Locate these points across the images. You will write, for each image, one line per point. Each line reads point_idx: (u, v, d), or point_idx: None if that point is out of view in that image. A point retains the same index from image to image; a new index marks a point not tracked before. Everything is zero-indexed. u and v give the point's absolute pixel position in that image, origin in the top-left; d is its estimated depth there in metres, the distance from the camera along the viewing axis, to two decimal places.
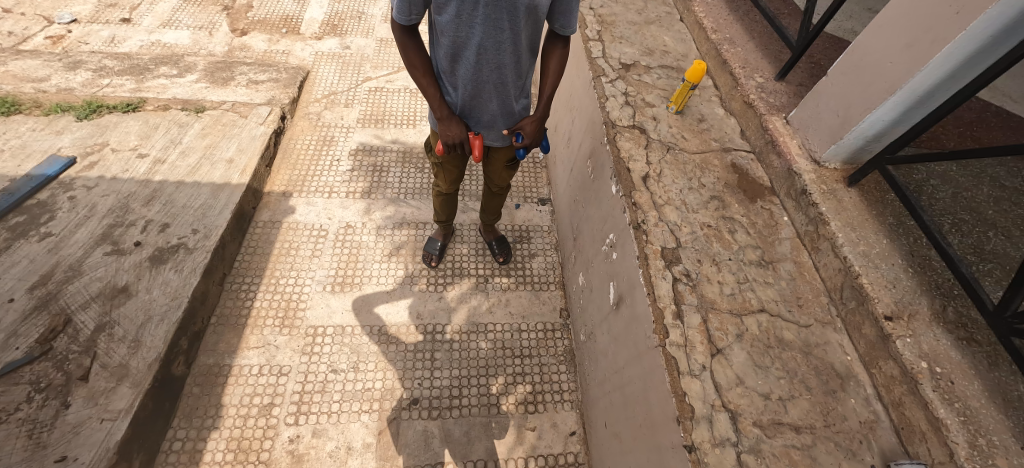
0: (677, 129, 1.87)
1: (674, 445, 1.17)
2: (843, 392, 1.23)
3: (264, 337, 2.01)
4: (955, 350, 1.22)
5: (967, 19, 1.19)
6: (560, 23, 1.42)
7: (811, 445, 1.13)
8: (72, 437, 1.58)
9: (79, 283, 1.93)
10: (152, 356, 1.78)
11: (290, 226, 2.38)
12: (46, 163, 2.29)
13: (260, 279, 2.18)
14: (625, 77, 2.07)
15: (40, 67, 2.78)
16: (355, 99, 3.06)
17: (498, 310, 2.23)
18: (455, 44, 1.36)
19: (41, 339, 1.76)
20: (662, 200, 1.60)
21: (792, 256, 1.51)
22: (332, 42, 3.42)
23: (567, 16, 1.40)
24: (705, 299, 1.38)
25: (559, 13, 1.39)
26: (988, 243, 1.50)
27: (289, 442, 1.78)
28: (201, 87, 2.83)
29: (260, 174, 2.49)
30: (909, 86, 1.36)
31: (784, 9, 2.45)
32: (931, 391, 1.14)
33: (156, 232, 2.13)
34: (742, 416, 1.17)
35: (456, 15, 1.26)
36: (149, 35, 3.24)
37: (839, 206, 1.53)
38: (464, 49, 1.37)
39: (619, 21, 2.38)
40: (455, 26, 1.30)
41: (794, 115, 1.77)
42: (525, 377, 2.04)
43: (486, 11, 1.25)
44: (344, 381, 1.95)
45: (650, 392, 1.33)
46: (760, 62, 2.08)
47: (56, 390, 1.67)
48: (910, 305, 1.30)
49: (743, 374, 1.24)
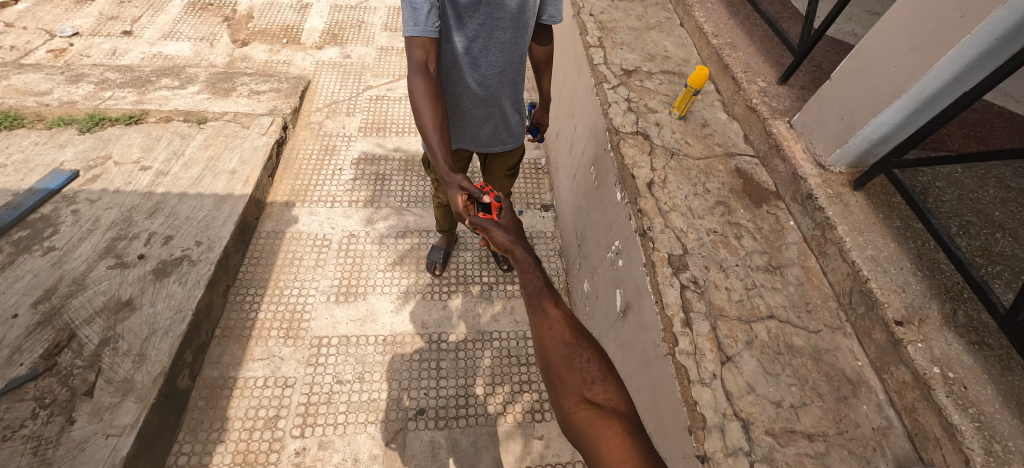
0: (681, 134, 1.87)
1: (686, 454, 1.16)
2: (855, 398, 1.22)
3: (269, 349, 2.01)
4: (967, 354, 1.21)
5: (971, 23, 1.19)
6: (549, 13, 1.48)
7: (825, 453, 1.12)
8: (77, 453, 1.57)
9: (82, 298, 1.93)
10: (157, 370, 1.77)
11: (294, 236, 2.38)
12: (48, 177, 2.28)
13: (264, 290, 2.18)
14: (627, 83, 2.07)
15: (43, 81, 2.78)
16: (356, 108, 3.06)
17: (503, 319, 2.22)
18: (461, 47, 1.34)
19: (45, 355, 1.75)
20: (667, 207, 1.60)
21: (799, 261, 1.51)
22: (333, 51, 3.43)
23: (553, 6, 1.47)
24: (714, 306, 1.37)
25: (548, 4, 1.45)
26: (996, 244, 1.49)
27: (295, 455, 1.77)
28: (203, 98, 2.84)
29: (263, 184, 2.49)
30: (915, 89, 1.36)
31: (784, 12, 2.46)
32: (945, 397, 1.13)
33: (159, 245, 2.13)
34: (754, 425, 1.16)
35: (460, 16, 1.27)
36: (151, 48, 3.25)
37: (845, 210, 1.53)
38: (468, 53, 1.36)
39: (619, 27, 2.39)
40: (461, 27, 1.30)
41: (798, 118, 1.77)
42: (532, 385, 2.03)
43: (489, 9, 1.27)
44: (349, 391, 1.94)
45: (659, 400, 1.32)
46: (762, 66, 2.09)
47: (60, 406, 1.66)
48: (921, 310, 1.29)
49: (754, 381, 1.23)
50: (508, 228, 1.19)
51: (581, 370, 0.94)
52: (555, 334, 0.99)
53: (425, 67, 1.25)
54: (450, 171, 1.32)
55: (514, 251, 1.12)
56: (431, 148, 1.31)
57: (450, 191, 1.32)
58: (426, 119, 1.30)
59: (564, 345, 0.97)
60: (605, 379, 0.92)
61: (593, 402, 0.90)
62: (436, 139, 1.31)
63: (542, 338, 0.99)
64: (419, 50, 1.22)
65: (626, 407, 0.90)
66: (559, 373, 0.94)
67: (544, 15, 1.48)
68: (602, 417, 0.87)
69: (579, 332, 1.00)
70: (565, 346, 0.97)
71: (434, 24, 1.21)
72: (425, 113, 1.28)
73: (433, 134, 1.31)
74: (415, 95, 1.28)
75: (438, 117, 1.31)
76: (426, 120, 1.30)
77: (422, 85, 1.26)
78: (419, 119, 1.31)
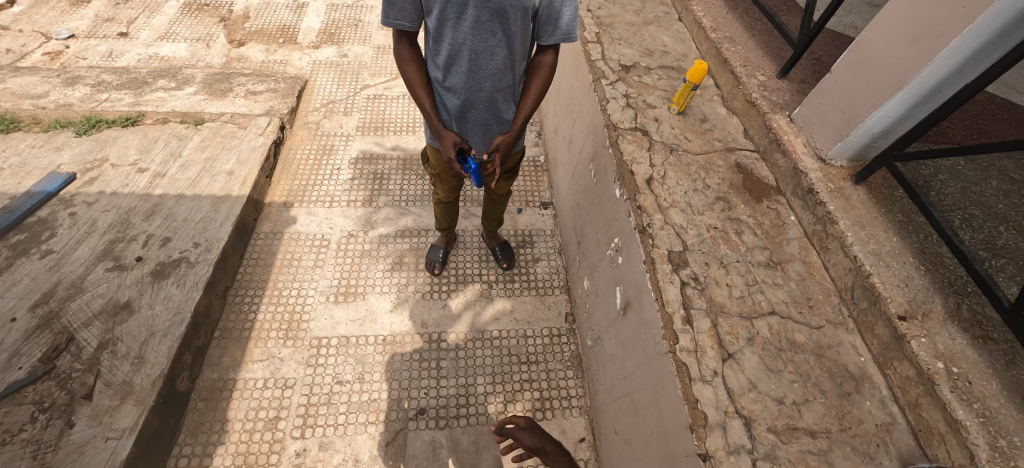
0: (679, 130, 1.85)
1: (687, 453, 1.15)
2: (858, 394, 1.21)
3: (268, 351, 2.00)
4: (971, 349, 1.19)
5: (972, 13, 1.18)
6: (548, 34, 1.35)
7: (828, 450, 1.11)
8: (77, 457, 1.56)
9: (80, 301, 1.92)
10: (155, 373, 1.76)
11: (291, 237, 2.37)
12: (45, 180, 2.28)
13: (262, 292, 2.17)
14: (626, 79, 2.06)
15: (39, 84, 2.77)
16: (353, 108, 3.05)
17: (503, 317, 2.21)
18: (450, 48, 1.34)
19: (44, 358, 1.75)
20: (667, 203, 1.59)
21: (801, 256, 1.49)
22: (330, 50, 3.42)
23: (553, 26, 1.33)
24: (714, 302, 1.36)
25: (547, 25, 1.33)
26: (1000, 237, 1.48)
27: (295, 456, 1.76)
28: (200, 99, 2.83)
29: (261, 185, 2.48)
30: (916, 82, 1.34)
31: (783, 6, 2.45)
32: (949, 393, 1.12)
33: (157, 246, 2.12)
34: (756, 423, 1.15)
35: (449, 17, 1.27)
36: (147, 49, 3.24)
37: (847, 205, 1.51)
38: (457, 53, 1.35)
39: (617, 23, 2.37)
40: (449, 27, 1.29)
41: (799, 113, 1.75)
42: (533, 384, 2.02)
43: (477, 12, 1.24)
44: (349, 392, 1.93)
45: (660, 398, 1.31)
46: (761, 60, 2.07)
47: (60, 409, 1.65)
48: (923, 305, 1.28)
49: (756, 379, 1.22)
50: (531, 427, 1.39)
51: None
52: None
53: (411, 39, 1.42)
54: (440, 129, 1.53)
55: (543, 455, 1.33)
56: (421, 106, 1.50)
57: (443, 143, 1.54)
58: (414, 82, 1.48)
59: None
60: None
61: None
62: (426, 102, 1.49)
63: None
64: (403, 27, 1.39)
65: None
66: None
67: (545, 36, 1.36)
68: None
69: None
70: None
71: (406, 19, 1.32)
72: (414, 80, 1.48)
73: (421, 94, 1.49)
74: (403, 64, 1.46)
75: (426, 80, 1.49)
76: (413, 88, 1.49)
77: (407, 56, 1.44)
78: (410, 85, 1.49)
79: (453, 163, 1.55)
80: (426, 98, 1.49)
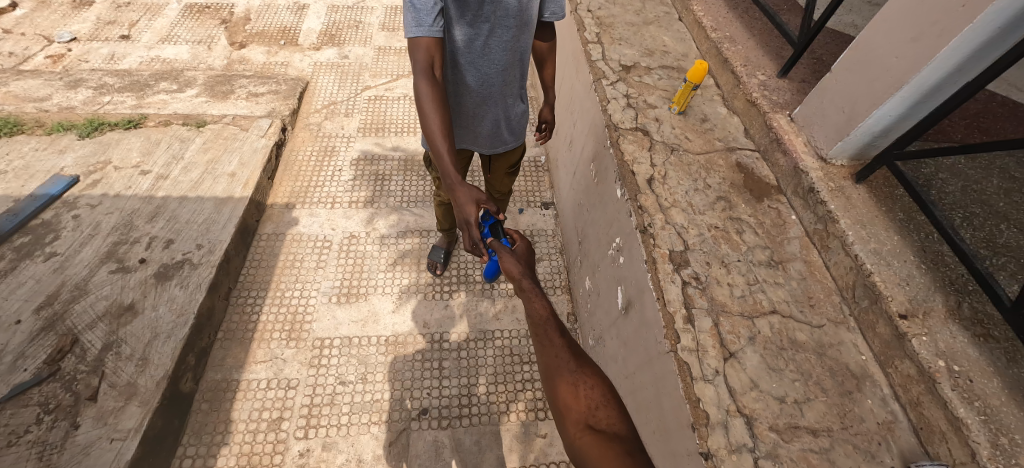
0: (680, 129, 1.86)
1: (689, 452, 1.16)
2: (859, 392, 1.21)
3: (271, 351, 2.00)
4: (972, 347, 1.20)
5: (972, 12, 1.18)
6: (550, 10, 1.46)
7: (830, 448, 1.12)
8: (83, 457, 1.57)
9: (85, 303, 1.93)
10: (159, 374, 1.77)
11: (294, 238, 2.38)
12: (49, 182, 2.29)
13: (266, 293, 2.18)
14: (626, 79, 2.06)
15: (41, 87, 2.78)
16: (354, 109, 3.06)
17: (505, 317, 2.21)
18: (462, 45, 1.32)
19: (49, 360, 1.76)
20: (668, 203, 1.59)
21: (802, 255, 1.50)
22: (331, 52, 3.43)
23: (555, 3, 1.45)
24: (716, 302, 1.36)
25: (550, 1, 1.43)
26: (1001, 235, 1.48)
27: (299, 456, 1.77)
28: (201, 101, 2.84)
29: (263, 187, 2.49)
30: (916, 81, 1.34)
31: (782, 5, 2.45)
32: (950, 390, 1.12)
33: (160, 248, 2.13)
34: (757, 421, 1.16)
35: (464, 13, 1.24)
36: (148, 51, 3.25)
37: (848, 203, 1.52)
38: (470, 49, 1.33)
39: (618, 23, 2.38)
40: (462, 24, 1.27)
41: (799, 112, 1.76)
42: (535, 384, 2.03)
43: (493, 8, 1.24)
44: (352, 392, 1.94)
45: (662, 397, 1.31)
46: (761, 59, 2.07)
47: (65, 411, 1.66)
48: (924, 303, 1.28)
49: (757, 377, 1.23)
50: (518, 258, 1.20)
51: (587, 397, 0.92)
52: (561, 364, 0.98)
53: (430, 71, 1.20)
54: (457, 183, 1.25)
55: (521, 280, 1.12)
56: (438, 154, 1.25)
57: (458, 198, 1.24)
58: (432, 125, 1.24)
59: (568, 369, 0.97)
60: (609, 406, 0.91)
61: (597, 428, 0.88)
62: (443, 145, 1.25)
63: (549, 369, 0.98)
64: (424, 53, 1.17)
65: (629, 432, 0.88)
66: (563, 401, 0.93)
67: (546, 12, 1.46)
68: (604, 441, 0.85)
69: (584, 362, 0.99)
70: (570, 375, 0.96)
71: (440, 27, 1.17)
72: (432, 121, 1.24)
73: (440, 140, 1.25)
74: (421, 101, 1.23)
75: (445, 123, 1.26)
76: (432, 133, 1.25)
77: (428, 90, 1.21)
78: (426, 128, 1.25)
79: (472, 225, 1.23)
80: (446, 146, 1.25)
